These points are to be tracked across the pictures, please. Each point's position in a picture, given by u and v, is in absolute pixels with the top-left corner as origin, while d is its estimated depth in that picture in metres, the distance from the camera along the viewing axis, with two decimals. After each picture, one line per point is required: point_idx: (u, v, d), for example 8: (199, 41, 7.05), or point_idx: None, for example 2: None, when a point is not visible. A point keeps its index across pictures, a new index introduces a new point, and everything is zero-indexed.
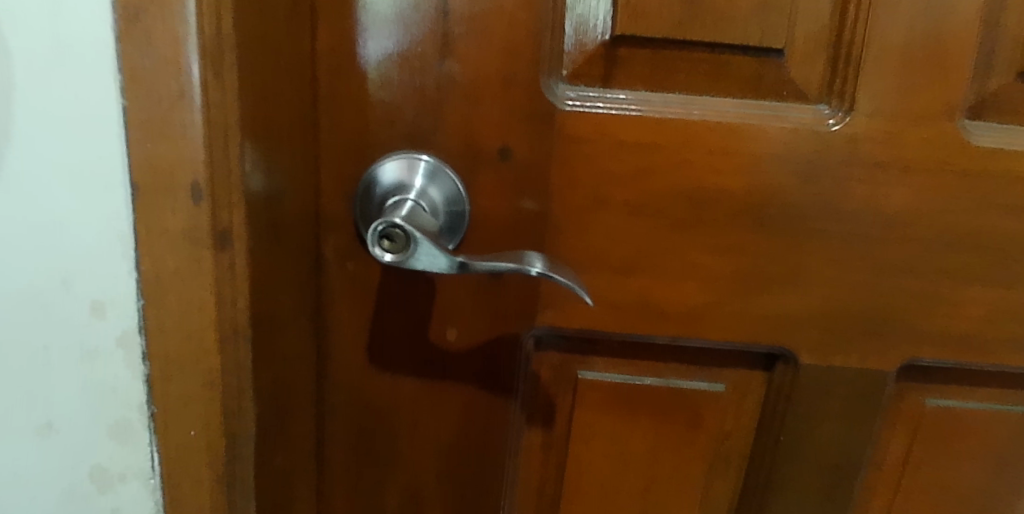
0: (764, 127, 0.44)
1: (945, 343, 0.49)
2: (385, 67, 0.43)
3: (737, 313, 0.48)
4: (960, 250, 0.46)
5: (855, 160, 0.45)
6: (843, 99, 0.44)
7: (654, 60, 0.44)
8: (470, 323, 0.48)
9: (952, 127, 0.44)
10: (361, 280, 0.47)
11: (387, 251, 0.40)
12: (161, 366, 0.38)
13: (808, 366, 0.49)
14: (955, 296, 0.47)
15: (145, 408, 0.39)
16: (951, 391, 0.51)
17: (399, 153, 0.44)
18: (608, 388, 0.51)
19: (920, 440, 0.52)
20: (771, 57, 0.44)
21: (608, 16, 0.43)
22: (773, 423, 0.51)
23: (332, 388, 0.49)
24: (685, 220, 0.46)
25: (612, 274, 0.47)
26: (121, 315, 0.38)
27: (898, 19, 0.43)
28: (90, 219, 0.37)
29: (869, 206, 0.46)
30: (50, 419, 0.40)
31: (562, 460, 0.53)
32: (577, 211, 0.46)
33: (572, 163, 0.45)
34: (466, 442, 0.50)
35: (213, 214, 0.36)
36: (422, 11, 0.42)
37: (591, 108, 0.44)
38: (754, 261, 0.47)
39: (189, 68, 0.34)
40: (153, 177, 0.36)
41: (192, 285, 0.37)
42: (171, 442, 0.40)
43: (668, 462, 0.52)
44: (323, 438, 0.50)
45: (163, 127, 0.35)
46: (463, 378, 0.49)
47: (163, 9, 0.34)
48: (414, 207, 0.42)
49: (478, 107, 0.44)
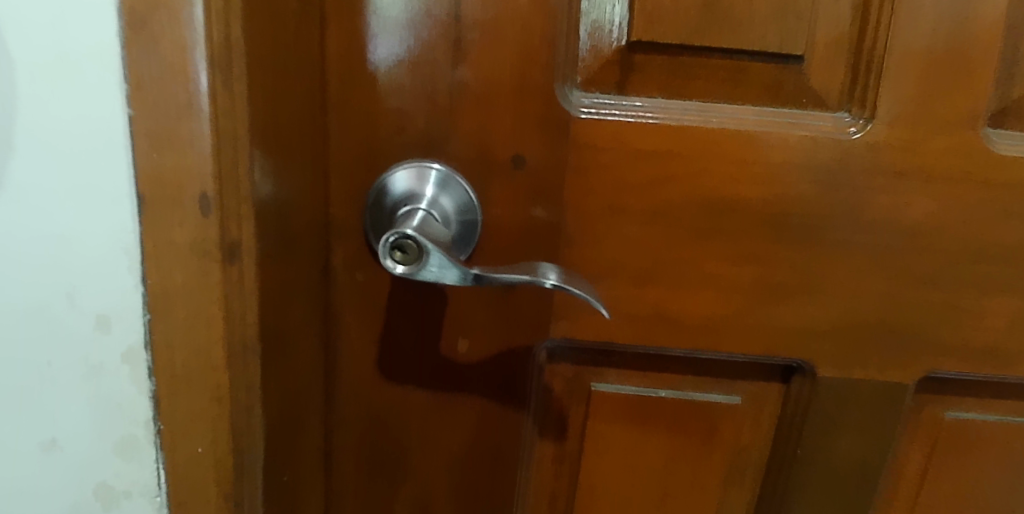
0: (783, 135, 0.43)
1: (966, 355, 0.48)
2: (396, 73, 0.42)
3: (754, 324, 0.47)
4: (982, 261, 0.45)
5: (877, 169, 0.44)
6: (864, 107, 0.43)
7: (671, 66, 0.43)
8: (482, 334, 0.47)
9: (975, 135, 0.43)
10: (371, 290, 0.46)
11: (399, 263, 0.39)
12: (167, 382, 0.37)
13: (826, 378, 0.48)
14: (977, 307, 0.46)
15: (151, 425, 0.38)
16: (970, 403, 0.51)
17: (410, 161, 0.43)
18: (622, 400, 0.50)
19: (939, 452, 0.51)
20: (790, 63, 0.43)
21: (624, 21, 0.42)
22: (790, 436, 0.50)
23: (341, 399, 0.48)
24: (702, 229, 0.45)
25: (627, 285, 0.46)
26: (126, 330, 0.37)
27: (921, 25, 0.41)
28: (95, 231, 0.36)
29: (891, 216, 0.45)
30: (54, 435, 0.39)
31: (574, 472, 0.52)
32: (592, 220, 0.45)
33: (588, 172, 0.44)
34: (477, 455, 0.49)
35: (222, 226, 0.35)
36: (433, 16, 0.41)
37: (606, 116, 0.43)
38: (771, 271, 0.46)
39: (197, 77, 0.33)
40: (159, 189, 0.35)
41: (199, 299, 0.36)
42: (178, 460, 0.39)
43: (682, 474, 0.51)
44: (332, 451, 0.49)
45: (170, 138, 0.34)
46: (475, 390, 0.48)
47: (170, 15, 0.33)
48: (426, 217, 0.41)
49: (491, 114, 0.43)
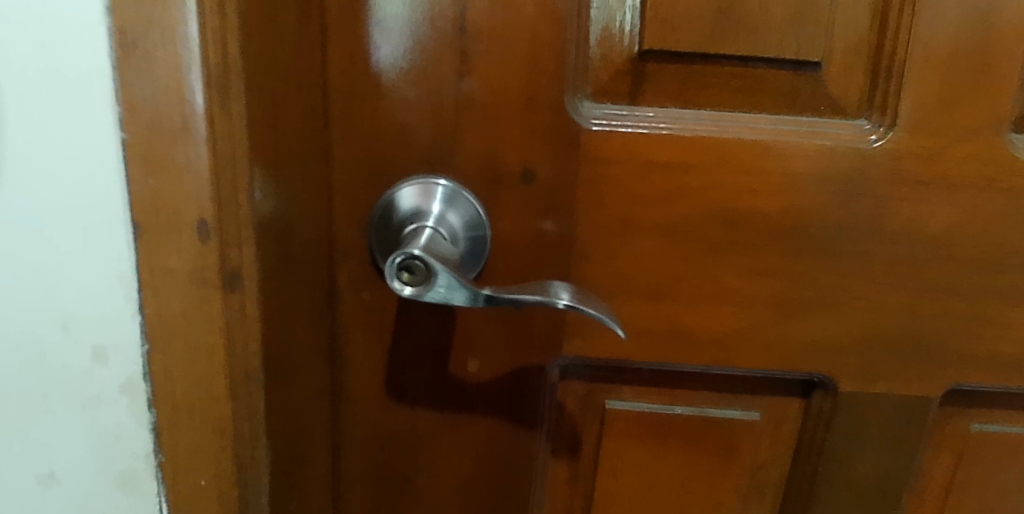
0: (801, 145, 0.42)
1: (991, 367, 0.46)
2: (399, 83, 0.40)
3: (772, 339, 0.45)
4: (1007, 271, 0.44)
5: (899, 178, 0.42)
6: (885, 113, 0.42)
7: (684, 75, 0.41)
8: (494, 353, 0.46)
9: (999, 143, 0.42)
10: (377, 310, 0.44)
11: (407, 284, 0.37)
12: (166, 413, 0.36)
13: (848, 393, 0.47)
14: (1003, 318, 0.45)
15: (152, 457, 0.37)
16: (996, 415, 0.49)
17: (416, 177, 0.42)
18: (637, 418, 0.49)
19: (963, 465, 0.50)
20: (808, 70, 0.41)
21: (635, 29, 0.41)
22: (812, 452, 0.49)
23: (349, 422, 0.46)
24: (719, 242, 0.43)
25: (641, 301, 0.45)
26: (124, 361, 0.36)
27: (942, 27, 0.40)
28: (91, 261, 0.34)
29: (914, 227, 0.43)
30: (52, 468, 0.37)
31: (589, 491, 0.50)
32: (605, 235, 0.43)
33: (599, 185, 0.42)
34: (490, 477, 0.48)
35: (222, 253, 0.34)
36: (437, 27, 0.39)
37: (618, 127, 0.42)
38: (791, 284, 0.44)
39: (193, 98, 0.32)
40: (155, 215, 0.33)
41: (199, 328, 0.35)
42: (181, 494, 0.37)
43: (700, 491, 0.50)
44: (340, 475, 0.47)
45: (165, 162, 0.33)
46: (486, 410, 0.47)
47: (164, 34, 0.31)
48: (433, 235, 0.40)
49: (499, 127, 0.41)
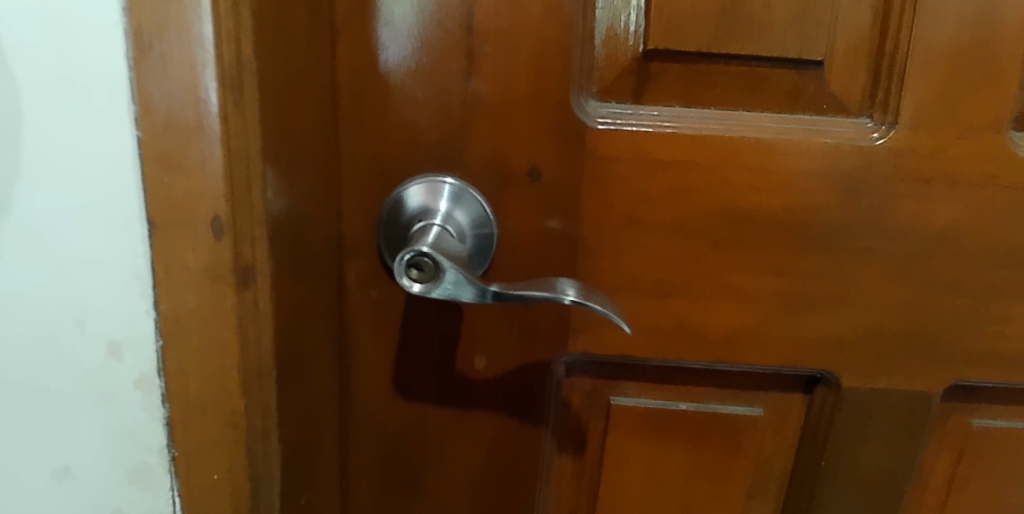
0: (804, 142, 0.42)
1: (992, 363, 0.46)
2: (408, 82, 0.41)
3: (776, 334, 0.46)
4: (1008, 267, 0.44)
5: (901, 175, 0.43)
6: (887, 112, 0.42)
7: (688, 75, 0.42)
8: (500, 350, 0.46)
9: (1000, 140, 0.42)
10: (385, 307, 0.45)
11: (415, 281, 0.37)
12: (180, 408, 0.36)
13: (850, 389, 0.47)
14: (1004, 314, 0.45)
15: (166, 452, 0.38)
16: (997, 411, 0.49)
17: (423, 176, 0.42)
18: (642, 414, 0.49)
19: (964, 460, 0.50)
20: (810, 68, 0.42)
21: (639, 29, 0.41)
22: (815, 447, 0.50)
23: (357, 418, 0.47)
24: (723, 240, 0.44)
25: (647, 297, 0.45)
26: (138, 357, 0.36)
27: (943, 26, 0.40)
28: (105, 258, 0.35)
29: (915, 223, 0.43)
30: (67, 463, 0.38)
31: (594, 486, 0.51)
32: (610, 232, 0.44)
33: (605, 184, 0.43)
34: (497, 472, 0.49)
35: (236, 249, 0.34)
36: (445, 27, 0.40)
37: (623, 126, 0.42)
38: (794, 281, 0.45)
39: (207, 97, 0.32)
40: (170, 213, 0.34)
41: (213, 325, 0.35)
42: (195, 488, 0.38)
43: (705, 487, 0.50)
44: (349, 471, 0.48)
45: (179, 161, 0.33)
46: (493, 406, 0.47)
47: (180, 34, 0.32)
48: (441, 233, 0.40)
49: (506, 126, 0.42)
